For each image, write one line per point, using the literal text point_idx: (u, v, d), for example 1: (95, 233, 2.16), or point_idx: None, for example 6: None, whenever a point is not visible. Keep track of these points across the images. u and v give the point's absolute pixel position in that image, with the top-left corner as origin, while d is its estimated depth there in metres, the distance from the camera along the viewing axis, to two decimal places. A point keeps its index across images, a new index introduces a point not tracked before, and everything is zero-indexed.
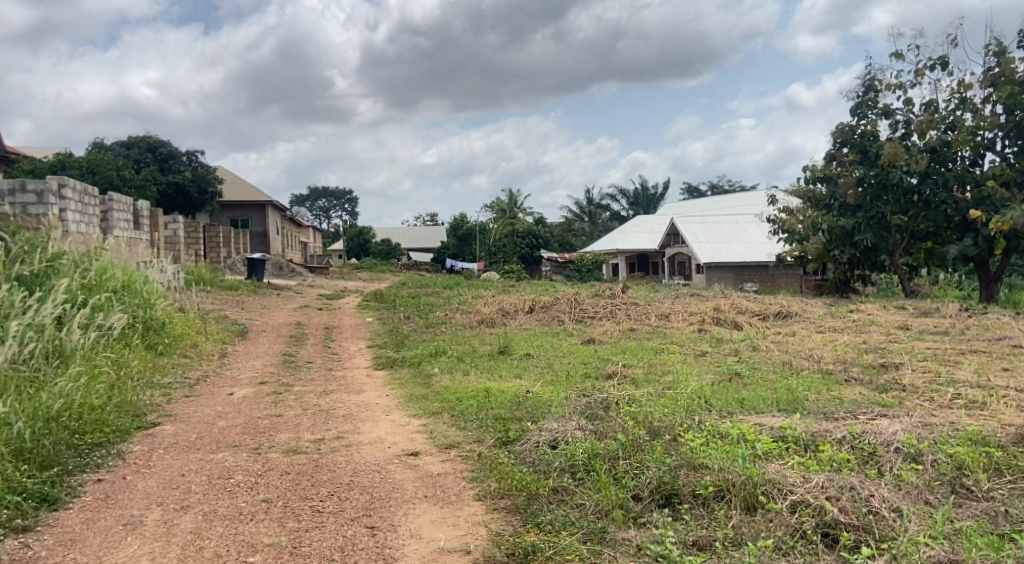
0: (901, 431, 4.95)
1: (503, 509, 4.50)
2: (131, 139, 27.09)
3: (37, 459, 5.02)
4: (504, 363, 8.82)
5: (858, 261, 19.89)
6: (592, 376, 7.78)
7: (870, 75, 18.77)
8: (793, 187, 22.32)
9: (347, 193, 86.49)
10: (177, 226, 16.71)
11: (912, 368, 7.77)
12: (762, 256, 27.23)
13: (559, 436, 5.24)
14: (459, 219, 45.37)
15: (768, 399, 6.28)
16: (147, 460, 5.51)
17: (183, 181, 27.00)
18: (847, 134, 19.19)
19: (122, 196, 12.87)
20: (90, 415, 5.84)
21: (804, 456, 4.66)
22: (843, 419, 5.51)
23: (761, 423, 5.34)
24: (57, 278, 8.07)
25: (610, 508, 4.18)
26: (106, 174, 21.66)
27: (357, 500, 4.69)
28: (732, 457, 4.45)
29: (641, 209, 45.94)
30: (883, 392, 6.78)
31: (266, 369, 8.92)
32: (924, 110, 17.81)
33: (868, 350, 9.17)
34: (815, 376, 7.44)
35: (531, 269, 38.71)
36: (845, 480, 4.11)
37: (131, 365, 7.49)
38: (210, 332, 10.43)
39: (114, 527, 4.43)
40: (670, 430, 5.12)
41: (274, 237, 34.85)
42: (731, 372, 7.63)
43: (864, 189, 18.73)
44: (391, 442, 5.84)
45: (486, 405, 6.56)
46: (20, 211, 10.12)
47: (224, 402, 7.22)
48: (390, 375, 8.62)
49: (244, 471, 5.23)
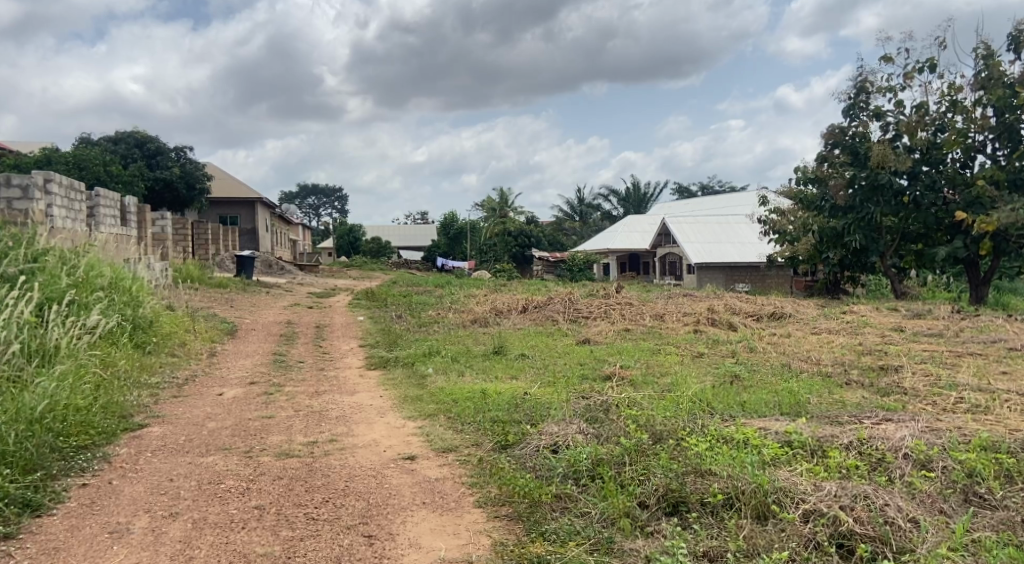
0: (910, 437, 4.83)
1: (504, 517, 4.37)
2: (118, 134, 26.82)
3: (19, 464, 4.85)
4: (499, 363, 8.71)
5: (850, 262, 19.87)
6: (589, 377, 7.65)
7: (862, 76, 18.72)
8: (785, 188, 22.26)
9: (337, 192, 86.30)
10: (166, 223, 16.47)
11: (912, 371, 7.67)
12: (752, 256, 27.15)
13: (560, 440, 5.11)
14: (449, 218, 45.15)
15: (770, 402, 6.17)
16: (134, 463, 5.34)
17: (172, 177, 26.74)
18: (838, 135, 19.08)
19: (110, 192, 12.67)
20: (74, 416, 5.68)
21: (812, 462, 4.54)
22: (848, 423, 5.40)
23: (765, 427, 5.22)
24: (44, 275, 7.89)
25: (617, 516, 4.08)
26: (93, 169, 21.38)
27: (354, 507, 4.54)
28: (740, 463, 4.32)
29: (631, 208, 45.76)
30: (885, 395, 6.70)
31: (256, 369, 8.73)
32: (916, 111, 17.77)
33: (865, 352, 9.10)
34: (815, 379, 7.32)
35: (523, 268, 38.43)
36: (859, 488, 4.00)
37: (118, 365, 7.31)
38: (199, 331, 10.22)
39: (99, 535, 4.27)
40: (673, 434, 4.99)
41: (263, 233, 34.57)
42: (730, 375, 7.49)
43: (854, 191, 18.56)
44: (385, 445, 5.69)
45: (484, 406, 6.44)
46: (6, 206, 9.91)
47: (213, 403, 7.06)
48: (384, 375, 8.48)
49: (236, 475, 5.07)
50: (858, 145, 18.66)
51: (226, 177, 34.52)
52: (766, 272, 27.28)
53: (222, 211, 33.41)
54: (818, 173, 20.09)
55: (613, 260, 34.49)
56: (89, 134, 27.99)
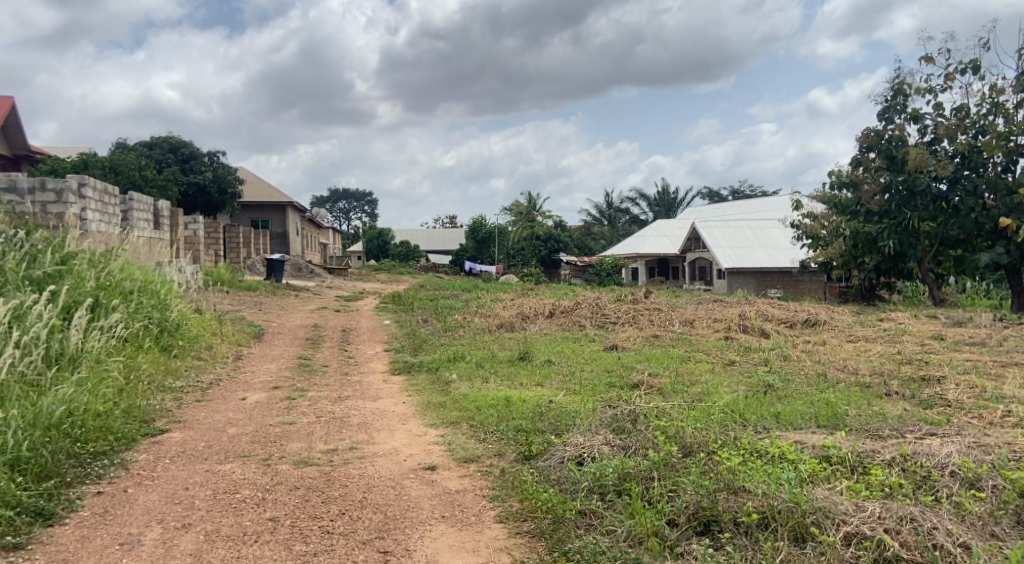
0: (957, 453, 4.56)
1: (526, 533, 4.21)
2: (153, 139, 26.98)
3: (33, 470, 4.77)
4: (524, 370, 8.51)
5: (886, 267, 19.43)
6: (617, 386, 7.41)
7: (900, 78, 18.26)
8: (819, 191, 21.81)
9: (367, 195, 86.83)
10: (197, 226, 16.48)
11: (956, 383, 7.31)
12: (786, 261, 26.63)
13: (586, 451, 4.91)
14: (478, 222, 44.85)
15: (806, 413, 5.92)
16: (151, 470, 5.24)
17: (205, 181, 26.97)
18: (874, 139, 18.59)
19: (143, 196, 12.68)
20: (94, 422, 5.61)
21: (853, 479, 4.30)
22: (890, 438, 5.12)
23: (802, 441, 4.98)
24: (71, 278, 7.86)
25: (644, 535, 3.88)
26: (129, 174, 21.56)
27: (370, 520, 4.39)
28: (776, 480, 4.09)
29: (662, 213, 45.36)
30: (928, 408, 6.40)
31: (281, 373, 8.64)
32: (955, 114, 17.34)
33: (906, 361, 8.77)
34: (854, 390, 7.03)
35: (551, 272, 38.91)
36: (904, 510, 3.78)
37: (142, 369, 7.26)
38: (226, 334, 10.18)
39: (109, 547, 4.16)
40: (705, 447, 4.76)
41: (294, 237, 34.81)
42: (764, 385, 7.23)
43: (890, 196, 18.28)
44: (407, 454, 5.53)
45: (507, 414, 6.26)
46: (40, 210, 9.92)
47: (236, 408, 6.94)
48: (407, 381, 8.31)
49: (253, 485, 4.94)
50: (895, 148, 18.15)
51: (258, 182, 34.78)
52: (799, 277, 26.85)
53: (253, 215, 33.64)
54: (853, 178, 19.62)
55: (641, 264, 34.20)
56: (124, 139, 28.26)
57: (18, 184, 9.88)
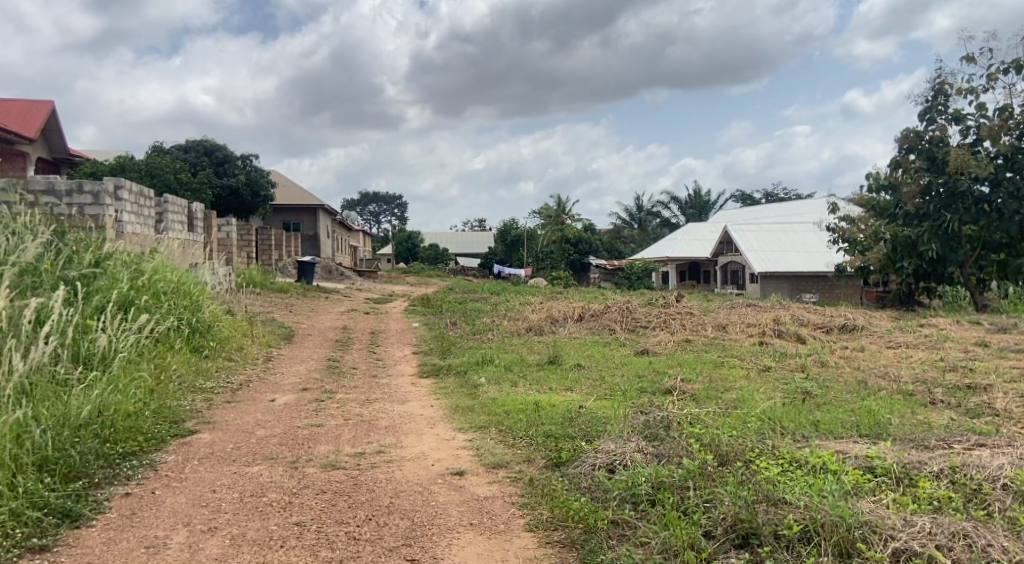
0: (1009, 464, 4.35)
1: (557, 543, 4.10)
2: (188, 143, 27.21)
3: (61, 471, 4.74)
4: (554, 374, 8.38)
5: (925, 272, 19.01)
6: (649, 392, 7.25)
7: (941, 78, 17.84)
8: (856, 194, 21.41)
9: (397, 199, 87.23)
10: (230, 228, 16.58)
11: (1004, 391, 7.04)
12: (821, 265, 26.23)
13: (618, 459, 4.78)
14: (509, 223, 44.94)
15: (847, 422, 5.72)
16: (180, 471, 5.20)
17: (238, 184, 27.21)
18: (914, 139, 18.19)
19: (178, 197, 12.77)
20: (123, 422, 5.58)
21: (898, 492, 4.11)
22: (937, 449, 4.93)
23: (844, 451, 4.79)
24: (104, 278, 7.89)
25: (680, 547, 3.74)
26: (164, 177, 21.77)
27: (397, 527, 4.29)
28: (819, 492, 3.92)
29: (694, 215, 44.89)
30: (975, 417, 6.15)
31: (310, 374, 8.61)
32: (998, 114, 16.91)
33: (949, 368, 8.51)
34: (896, 397, 6.82)
35: (580, 275, 38.76)
36: (956, 525, 3.61)
37: (172, 370, 7.25)
38: (257, 335, 10.21)
39: (135, 550, 4.12)
40: (742, 456, 4.59)
41: (325, 239, 35.01)
42: (801, 391, 7.04)
43: (930, 198, 17.86)
44: (434, 459, 5.44)
45: (536, 420, 6.14)
46: (77, 212, 10.03)
47: (265, 410, 6.89)
48: (436, 384, 8.22)
49: (279, 488, 4.87)
50: (936, 148, 17.71)
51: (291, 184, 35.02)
52: (834, 282, 26.46)
53: (286, 217, 33.93)
54: (892, 180, 19.28)
55: (672, 268, 33.92)
56: (159, 143, 28.57)
57: (57, 186, 10.00)
